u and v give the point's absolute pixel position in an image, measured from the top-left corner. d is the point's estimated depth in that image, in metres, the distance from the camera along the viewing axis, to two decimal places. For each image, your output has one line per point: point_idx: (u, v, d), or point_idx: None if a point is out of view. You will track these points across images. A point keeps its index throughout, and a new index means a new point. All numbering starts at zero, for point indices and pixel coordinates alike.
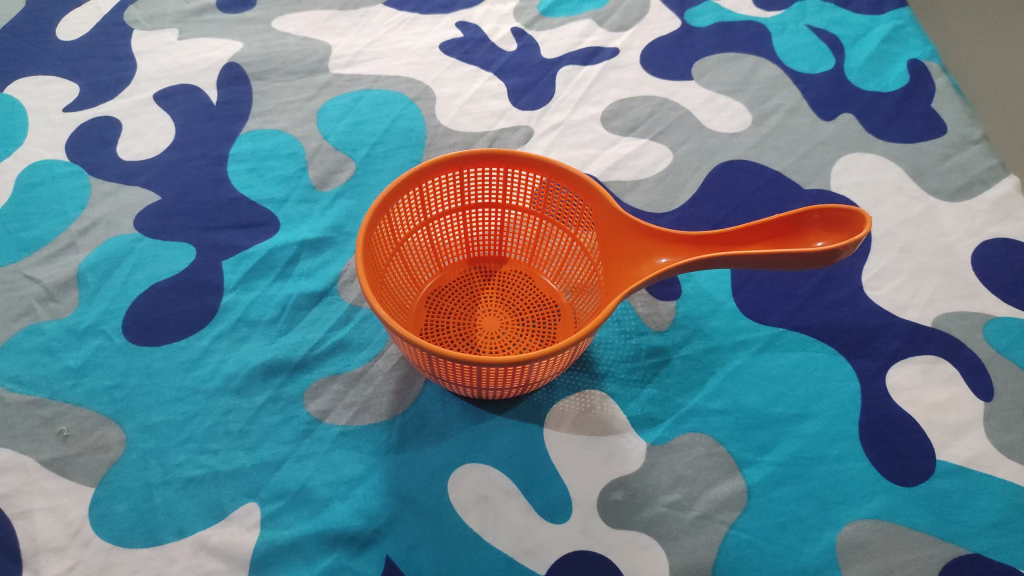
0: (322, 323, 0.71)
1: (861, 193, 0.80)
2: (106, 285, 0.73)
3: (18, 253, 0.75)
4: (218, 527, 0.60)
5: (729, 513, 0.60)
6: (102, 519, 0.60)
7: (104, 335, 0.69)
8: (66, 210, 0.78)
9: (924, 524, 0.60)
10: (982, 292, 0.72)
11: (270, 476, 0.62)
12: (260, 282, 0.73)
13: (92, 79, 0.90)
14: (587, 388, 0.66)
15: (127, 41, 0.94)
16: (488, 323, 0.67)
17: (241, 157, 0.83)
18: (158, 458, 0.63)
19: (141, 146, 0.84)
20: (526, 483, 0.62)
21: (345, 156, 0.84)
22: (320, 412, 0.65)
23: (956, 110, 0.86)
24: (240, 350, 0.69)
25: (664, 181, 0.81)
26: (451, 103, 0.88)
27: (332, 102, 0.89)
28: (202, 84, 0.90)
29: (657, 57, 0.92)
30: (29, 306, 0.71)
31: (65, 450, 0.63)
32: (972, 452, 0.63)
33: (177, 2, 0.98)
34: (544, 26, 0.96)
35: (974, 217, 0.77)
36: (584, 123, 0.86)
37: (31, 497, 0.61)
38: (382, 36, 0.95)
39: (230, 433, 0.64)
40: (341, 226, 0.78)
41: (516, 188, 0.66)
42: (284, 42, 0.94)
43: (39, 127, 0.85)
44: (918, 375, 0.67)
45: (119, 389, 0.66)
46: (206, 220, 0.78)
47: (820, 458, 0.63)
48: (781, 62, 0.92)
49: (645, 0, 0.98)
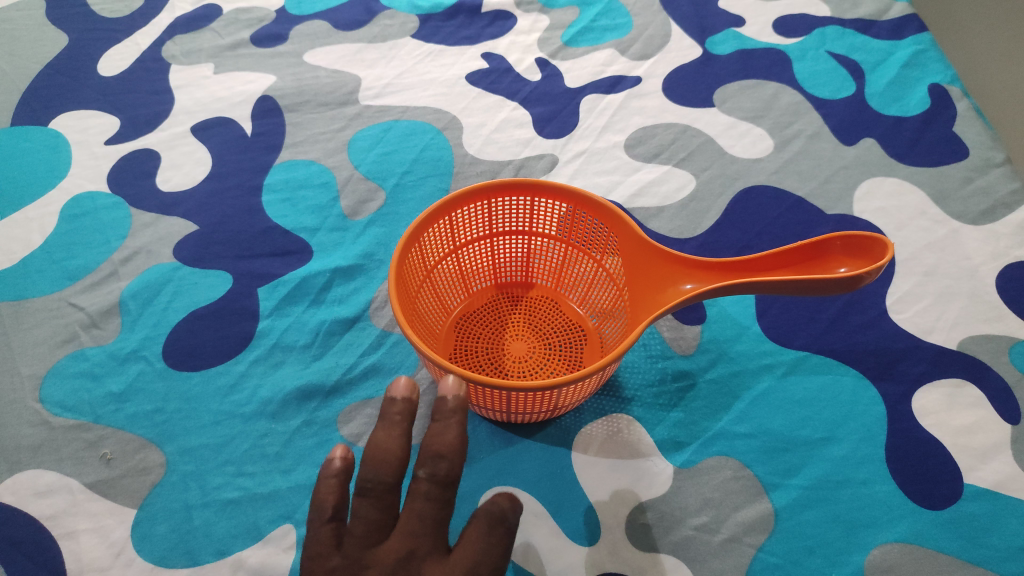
0: (355, 348, 0.73)
1: (884, 217, 0.80)
2: (147, 311, 0.75)
3: (63, 282, 0.78)
4: (256, 548, 0.61)
5: (757, 536, 0.61)
6: (144, 541, 0.62)
7: (145, 361, 0.72)
8: (108, 241, 0.81)
9: (953, 548, 0.60)
10: (1008, 315, 0.72)
11: (305, 498, 0.64)
12: (294, 308, 0.75)
13: (132, 113, 0.93)
14: (614, 412, 0.67)
15: (165, 76, 0.97)
16: (516, 348, 0.69)
17: (275, 187, 0.86)
18: (197, 480, 0.65)
19: (180, 178, 0.87)
20: (555, 506, 0.63)
21: (375, 186, 0.86)
22: (354, 436, 0.67)
23: (977, 134, 0.86)
24: (276, 375, 0.71)
25: (687, 207, 0.82)
26: (477, 132, 0.90)
27: (362, 133, 0.91)
28: (236, 116, 0.93)
29: (678, 85, 0.94)
30: (74, 332, 0.74)
31: (108, 472, 0.65)
32: (1000, 476, 0.63)
33: (213, 38, 1.02)
34: (568, 56, 0.98)
35: (998, 240, 0.77)
36: (607, 150, 0.88)
37: (77, 518, 0.63)
38: (410, 68, 0.98)
39: (267, 456, 0.66)
40: (372, 254, 0.80)
41: (542, 216, 0.68)
42: (316, 75, 0.97)
43: (82, 160, 0.89)
44: (944, 398, 0.67)
45: (160, 413, 0.69)
46: (242, 248, 0.80)
47: (847, 481, 0.63)
48: (802, 88, 0.93)
49: (667, 30, 1.00)
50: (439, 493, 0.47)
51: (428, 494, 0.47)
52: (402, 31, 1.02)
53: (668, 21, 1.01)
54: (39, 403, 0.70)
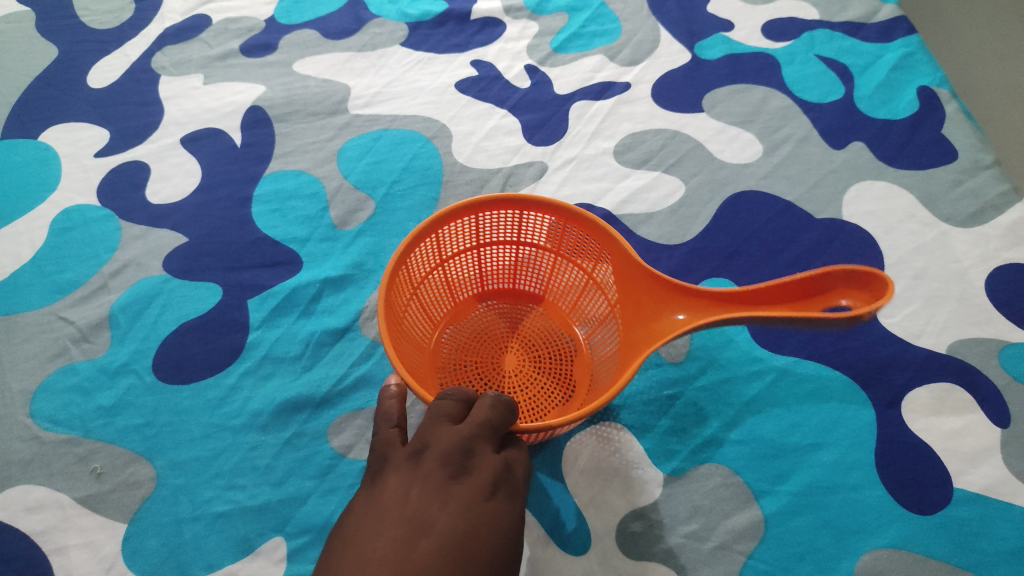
0: (345, 358, 0.73)
1: (874, 220, 0.80)
2: (137, 325, 0.75)
3: (52, 296, 0.78)
4: (247, 561, 0.62)
5: (746, 543, 0.61)
6: (135, 555, 0.62)
7: (135, 374, 0.72)
8: (98, 253, 0.81)
9: (942, 553, 0.60)
10: (997, 319, 0.72)
11: (296, 511, 0.64)
12: (284, 319, 0.75)
13: (122, 125, 0.93)
14: (603, 421, 0.67)
15: (154, 87, 0.97)
16: (506, 361, 0.70)
17: (265, 198, 0.86)
18: (188, 494, 0.65)
19: (170, 189, 0.87)
20: (545, 516, 0.63)
21: (365, 196, 0.86)
22: (344, 447, 0.67)
23: (966, 136, 0.86)
24: (266, 387, 0.71)
25: (676, 213, 0.82)
26: (467, 140, 0.90)
27: (351, 142, 0.91)
28: (226, 127, 0.93)
29: (667, 91, 0.94)
30: (64, 346, 0.74)
31: (98, 487, 0.66)
32: (990, 480, 0.63)
33: (202, 48, 1.02)
34: (557, 62, 0.99)
35: (987, 243, 0.77)
36: (597, 157, 0.88)
37: (67, 533, 0.63)
38: (400, 76, 0.98)
39: (257, 469, 0.66)
40: (362, 264, 0.80)
41: (529, 228, 0.67)
42: (305, 84, 0.97)
43: (72, 173, 0.89)
44: (934, 402, 0.67)
45: (150, 427, 0.69)
46: (232, 260, 0.80)
47: (836, 487, 0.63)
48: (790, 92, 0.93)
49: (656, 35, 1.00)
50: (499, 414, 0.50)
51: (492, 407, 0.50)
52: (392, 39, 1.02)
53: (657, 26, 1.01)
54: (29, 418, 0.70)
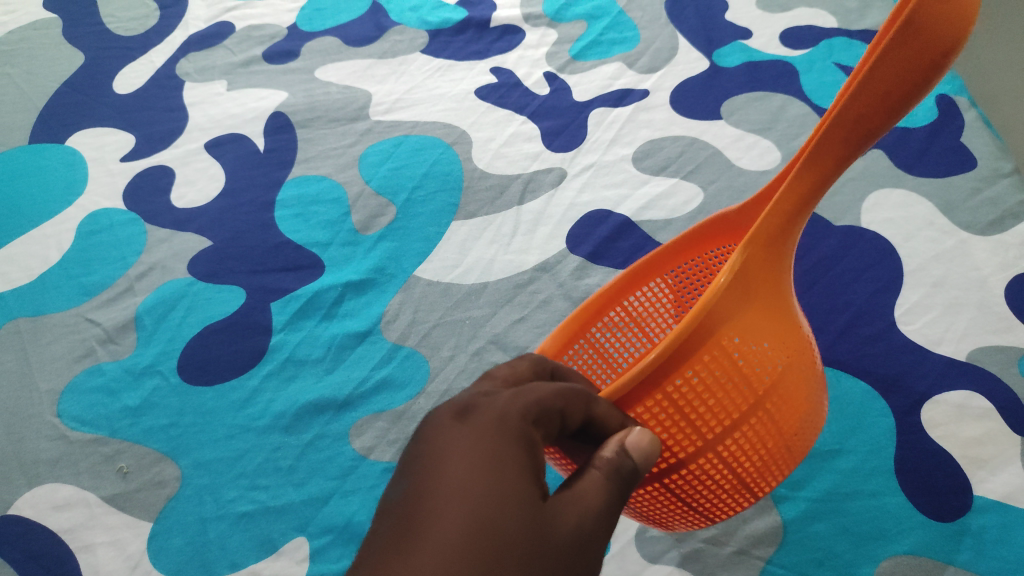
0: (367, 361, 0.73)
1: (892, 227, 0.81)
2: (162, 327, 0.77)
3: (79, 297, 0.80)
4: (269, 560, 0.62)
5: (765, 548, 0.62)
6: (160, 553, 0.63)
7: (160, 375, 0.73)
8: (124, 256, 0.83)
9: (963, 560, 0.59)
10: (1017, 326, 0.71)
11: (318, 511, 0.64)
12: (307, 323, 0.76)
13: (147, 130, 0.95)
14: None
15: (179, 93, 0.99)
16: None
17: (287, 203, 0.87)
18: (212, 494, 0.66)
19: (194, 194, 0.88)
20: None
21: (386, 201, 0.87)
22: (365, 449, 0.67)
23: (985, 143, 0.86)
24: (289, 389, 0.72)
25: (695, 220, 0.81)
26: (486, 147, 0.91)
27: (372, 148, 0.92)
28: (249, 133, 0.95)
29: (686, 98, 0.94)
30: (91, 347, 0.75)
31: (124, 486, 0.67)
32: (1011, 487, 0.62)
33: (225, 55, 1.04)
34: (576, 70, 0.99)
35: (1007, 250, 0.76)
36: (616, 163, 0.88)
37: (94, 531, 0.65)
38: (420, 83, 0.99)
39: (280, 469, 0.67)
40: (383, 268, 0.80)
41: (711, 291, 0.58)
42: (327, 91, 0.98)
43: (98, 177, 0.90)
44: (953, 410, 0.67)
45: (175, 427, 0.70)
46: (255, 263, 0.81)
47: (855, 493, 0.64)
48: (809, 100, 0.92)
49: (674, 43, 1.01)
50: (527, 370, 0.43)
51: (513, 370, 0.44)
52: (412, 47, 1.04)
53: (675, 34, 1.02)
54: (57, 417, 0.71)
